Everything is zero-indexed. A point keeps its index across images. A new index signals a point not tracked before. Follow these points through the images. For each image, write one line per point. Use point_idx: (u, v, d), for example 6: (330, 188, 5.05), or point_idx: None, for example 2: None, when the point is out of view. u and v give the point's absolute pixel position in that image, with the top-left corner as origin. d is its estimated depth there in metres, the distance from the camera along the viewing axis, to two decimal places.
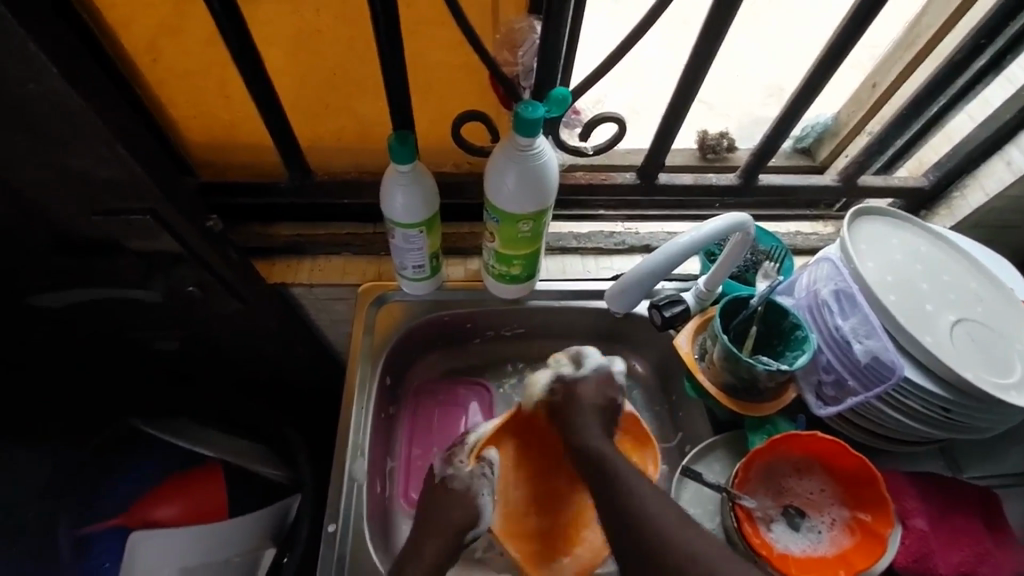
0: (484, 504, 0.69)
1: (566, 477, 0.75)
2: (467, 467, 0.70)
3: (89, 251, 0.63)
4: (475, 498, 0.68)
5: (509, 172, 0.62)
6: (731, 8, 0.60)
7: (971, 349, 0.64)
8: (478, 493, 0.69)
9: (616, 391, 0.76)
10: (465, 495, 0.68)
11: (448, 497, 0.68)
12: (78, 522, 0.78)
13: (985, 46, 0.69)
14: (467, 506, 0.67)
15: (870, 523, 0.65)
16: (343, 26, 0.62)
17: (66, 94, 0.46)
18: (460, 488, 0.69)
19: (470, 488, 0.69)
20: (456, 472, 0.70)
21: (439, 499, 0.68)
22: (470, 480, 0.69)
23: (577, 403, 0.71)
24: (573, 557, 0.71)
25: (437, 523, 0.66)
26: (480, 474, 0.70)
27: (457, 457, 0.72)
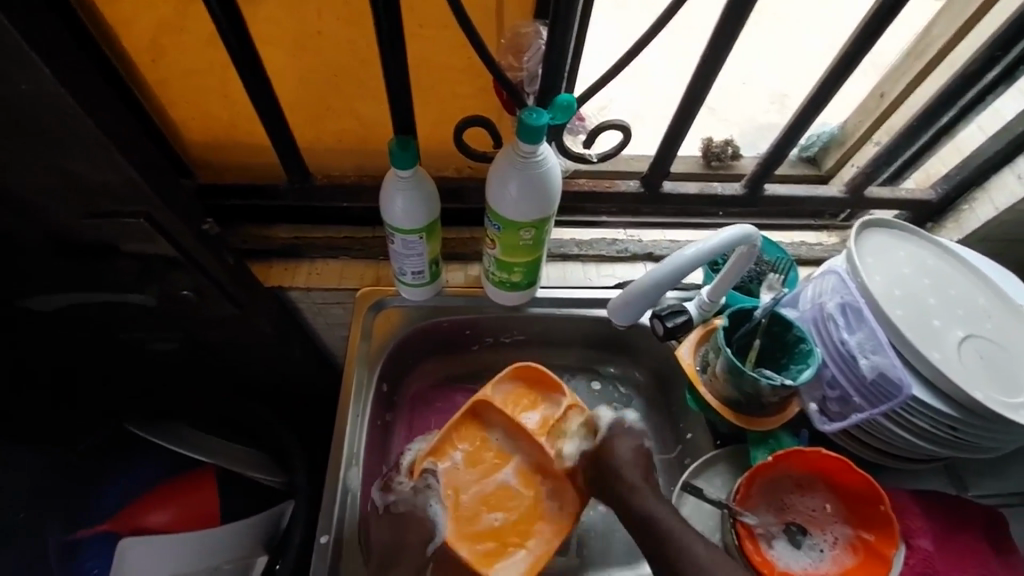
0: (436, 514, 0.68)
1: (511, 477, 0.74)
2: (409, 485, 0.70)
3: (81, 255, 0.62)
4: (424, 513, 0.67)
5: (511, 179, 0.61)
6: (741, 17, 0.59)
7: (980, 367, 0.63)
8: (427, 505, 0.68)
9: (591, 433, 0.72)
10: (415, 509, 0.67)
11: (401, 521, 0.66)
12: (73, 526, 0.78)
13: (999, 58, 0.68)
14: (421, 524, 0.67)
15: (874, 543, 0.64)
16: (345, 28, 0.61)
17: (58, 95, 0.45)
18: (405, 509, 0.67)
19: (417, 505, 0.68)
20: (398, 495, 0.69)
21: (392, 524, 0.66)
22: (414, 497, 0.68)
23: (618, 463, 0.65)
24: (527, 551, 0.69)
25: (398, 547, 0.65)
26: (423, 487, 0.69)
27: (398, 480, 0.71)
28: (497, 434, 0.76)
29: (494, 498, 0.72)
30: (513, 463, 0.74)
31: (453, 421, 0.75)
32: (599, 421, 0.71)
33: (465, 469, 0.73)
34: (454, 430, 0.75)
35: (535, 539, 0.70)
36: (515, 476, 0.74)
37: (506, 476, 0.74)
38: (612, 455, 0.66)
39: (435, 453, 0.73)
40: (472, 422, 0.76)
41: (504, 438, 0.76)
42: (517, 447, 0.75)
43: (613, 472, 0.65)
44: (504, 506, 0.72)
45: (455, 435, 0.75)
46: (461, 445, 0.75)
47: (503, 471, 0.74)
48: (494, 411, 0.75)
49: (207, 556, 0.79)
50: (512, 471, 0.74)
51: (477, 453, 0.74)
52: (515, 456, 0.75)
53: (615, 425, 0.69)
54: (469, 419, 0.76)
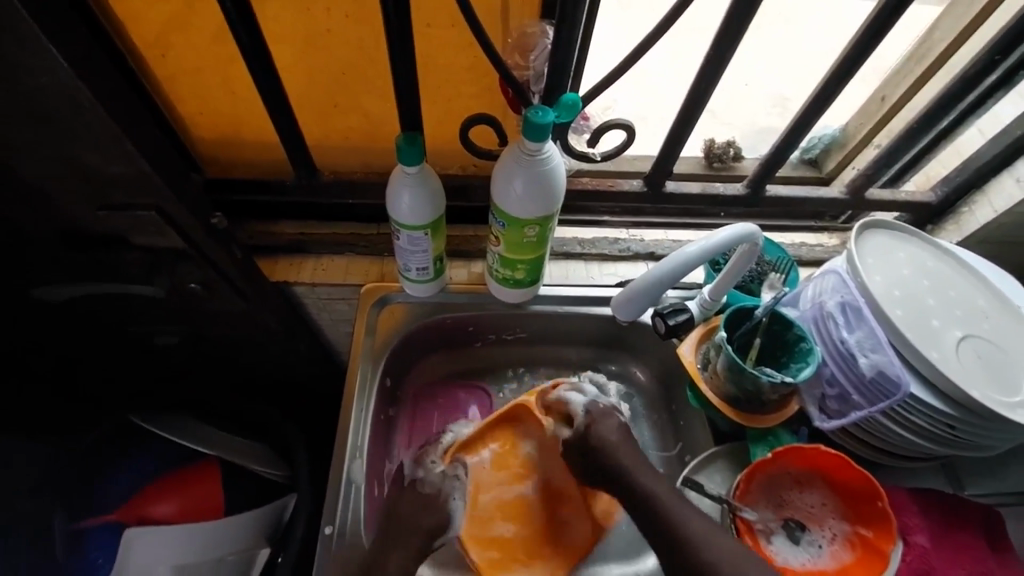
0: (455, 509, 0.69)
1: (530, 491, 0.74)
2: (438, 469, 0.72)
3: (91, 246, 0.62)
4: (444, 501, 0.68)
5: (516, 177, 0.62)
6: (744, 20, 0.60)
7: (978, 367, 0.63)
8: (449, 497, 0.69)
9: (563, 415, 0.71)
10: (439, 496, 0.68)
11: (423, 500, 0.67)
12: (77, 515, 0.78)
13: (999, 62, 0.69)
14: (438, 508, 0.67)
15: (872, 539, 0.65)
16: (354, 26, 0.62)
17: (74, 88, 0.46)
18: (430, 491, 0.69)
19: (442, 491, 0.69)
20: (426, 475, 0.70)
21: (414, 500, 0.67)
22: (441, 482, 0.70)
23: (608, 441, 0.65)
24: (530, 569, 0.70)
25: (407, 525, 0.65)
26: (451, 475, 0.71)
27: (428, 460, 0.73)
28: (528, 445, 0.75)
29: (511, 507, 0.73)
30: (538, 480, 0.74)
31: (490, 420, 0.75)
32: (572, 406, 0.70)
33: (489, 474, 0.74)
34: (487, 434, 0.75)
35: (542, 559, 0.71)
36: (535, 492, 0.74)
37: (525, 490, 0.74)
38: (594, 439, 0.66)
39: (467, 449, 0.74)
40: (507, 432, 0.76)
41: (535, 450, 0.75)
42: (548, 463, 0.74)
43: (607, 451, 0.65)
44: (517, 519, 0.73)
45: (489, 433, 0.76)
46: (493, 444, 0.75)
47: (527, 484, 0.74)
48: (530, 425, 0.74)
49: (209, 548, 0.80)
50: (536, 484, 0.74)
51: (505, 462, 0.75)
52: (542, 472, 0.74)
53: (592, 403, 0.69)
54: (502, 427, 0.76)
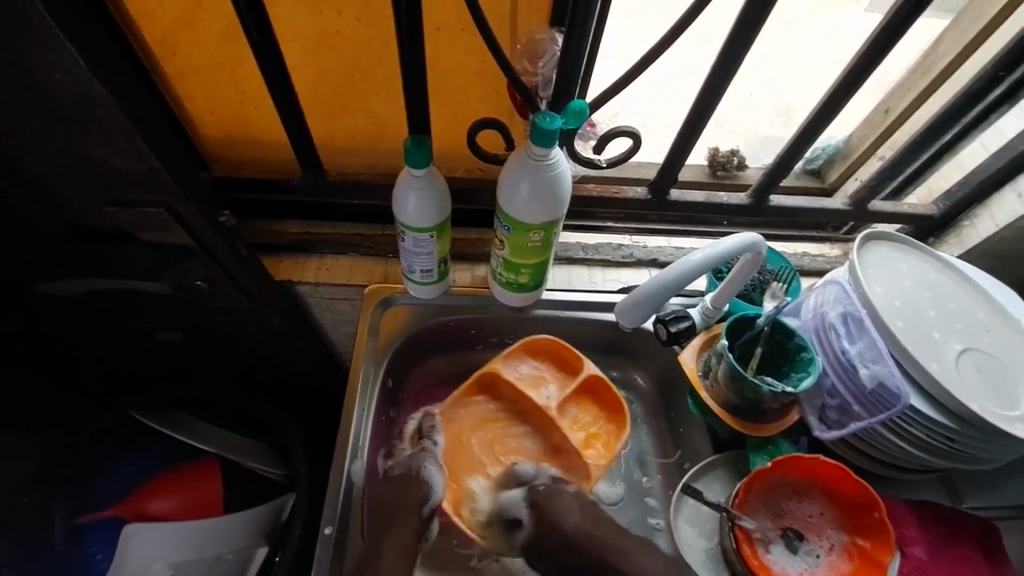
0: (432, 476, 0.67)
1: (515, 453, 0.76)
2: (409, 451, 0.72)
3: (98, 241, 0.63)
4: (421, 472, 0.67)
5: (522, 182, 0.63)
6: (747, 38, 0.61)
7: (977, 380, 0.64)
8: (422, 467, 0.68)
9: (586, 361, 0.79)
10: (413, 471, 0.67)
11: (398, 483, 0.67)
12: (74, 512, 0.78)
13: (1002, 78, 0.70)
14: (417, 484, 0.66)
15: (870, 550, 0.65)
16: (365, 28, 0.62)
17: (89, 83, 0.47)
18: (403, 471, 0.68)
19: (412, 466, 0.68)
20: (398, 461, 0.70)
21: (392, 485, 0.67)
22: (411, 460, 0.69)
23: (558, 512, 0.63)
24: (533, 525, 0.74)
25: (396, 512, 0.64)
26: (421, 450, 0.70)
27: (400, 448, 0.73)
28: (507, 410, 0.79)
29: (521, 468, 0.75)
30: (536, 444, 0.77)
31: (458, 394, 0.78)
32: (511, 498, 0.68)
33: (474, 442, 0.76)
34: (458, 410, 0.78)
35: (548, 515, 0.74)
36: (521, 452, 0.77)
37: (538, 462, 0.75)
38: (552, 505, 0.64)
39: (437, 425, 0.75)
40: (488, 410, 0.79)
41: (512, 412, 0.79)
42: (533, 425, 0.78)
43: (557, 526, 0.62)
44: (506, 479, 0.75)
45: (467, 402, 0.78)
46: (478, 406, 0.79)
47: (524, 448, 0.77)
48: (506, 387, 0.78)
49: (208, 544, 0.80)
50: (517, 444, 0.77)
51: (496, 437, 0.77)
52: (535, 437, 0.78)
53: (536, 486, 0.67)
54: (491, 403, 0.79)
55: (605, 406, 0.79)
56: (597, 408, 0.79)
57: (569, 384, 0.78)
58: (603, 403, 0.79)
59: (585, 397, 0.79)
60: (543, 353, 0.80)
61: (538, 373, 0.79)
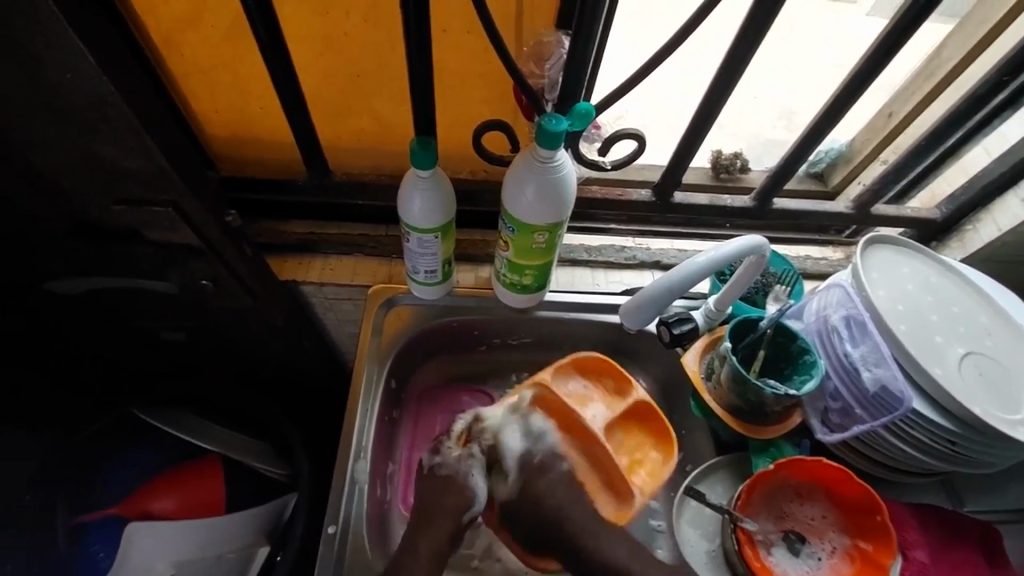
0: (477, 484, 0.66)
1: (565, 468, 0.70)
2: (455, 452, 0.68)
3: (105, 240, 0.63)
4: (465, 481, 0.66)
5: (528, 183, 0.63)
6: (754, 39, 0.61)
7: (980, 383, 0.64)
8: (470, 473, 0.66)
9: (633, 386, 0.74)
10: (457, 477, 0.66)
11: (442, 485, 0.65)
12: (77, 510, 0.79)
13: (1007, 83, 0.70)
14: (460, 490, 0.65)
15: (871, 552, 0.66)
16: (371, 29, 0.63)
17: (100, 83, 0.47)
18: (447, 474, 0.66)
19: (458, 471, 0.66)
20: (443, 460, 0.68)
21: (431, 486, 0.66)
22: (458, 464, 0.67)
23: (541, 491, 0.66)
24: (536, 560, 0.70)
25: (433, 511, 0.64)
26: (467, 456, 0.67)
27: (445, 444, 0.69)
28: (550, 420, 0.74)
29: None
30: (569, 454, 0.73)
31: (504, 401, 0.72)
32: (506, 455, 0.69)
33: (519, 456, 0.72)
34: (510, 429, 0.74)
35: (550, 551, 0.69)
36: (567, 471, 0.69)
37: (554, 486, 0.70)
38: (537, 484, 0.66)
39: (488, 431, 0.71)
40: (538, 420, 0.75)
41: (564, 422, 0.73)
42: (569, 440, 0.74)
43: (542, 506, 0.65)
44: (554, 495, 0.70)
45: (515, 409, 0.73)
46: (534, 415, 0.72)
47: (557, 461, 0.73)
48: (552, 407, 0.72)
49: (209, 544, 0.81)
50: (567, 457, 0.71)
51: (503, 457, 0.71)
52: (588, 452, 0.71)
53: (530, 458, 0.68)
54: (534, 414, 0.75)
55: (654, 432, 0.74)
56: (645, 433, 0.74)
57: (617, 405, 0.74)
58: (653, 429, 0.74)
59: (630, 421, 0.75)
60: (589, 371, 0.75)
61: (585, 389, 0.74)
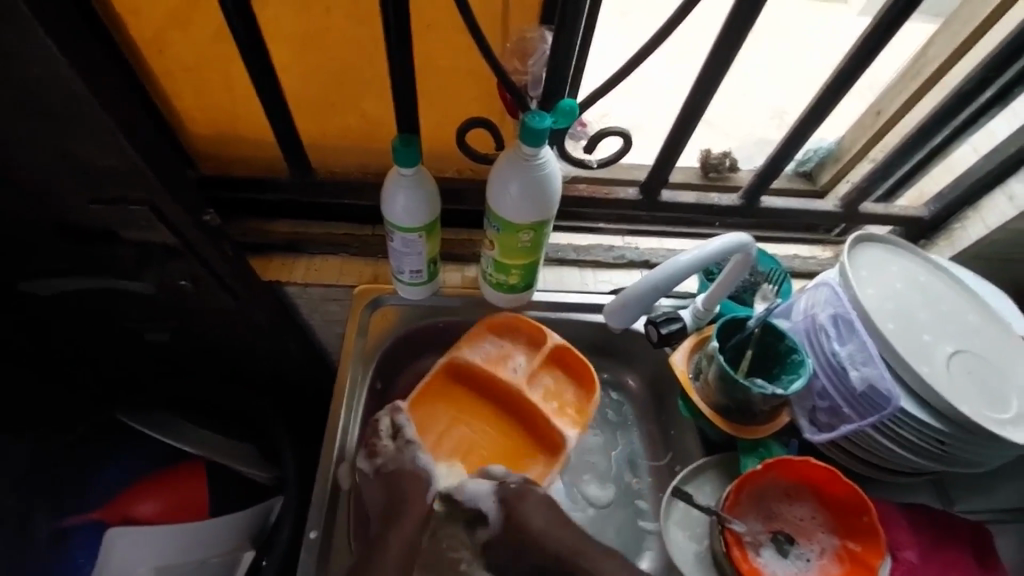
0: (424, 460, 0.67)
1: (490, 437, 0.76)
2: (393, 445, 0.68)
3: (80, 239, 0.62)
4: (420, 471, 0.66)
5: (512, 181, 0.62)
6: (740, 34, 0.60)
7: (968, 382, 0.64)
8: (414, 459, 0.67)
9: (547, 331, 0.78)
10: (404, 468, 0.66)
11: (393, 480, 0.65)
12: (61, 514, 0.78)
13: (992, 80, 0.69)
14: (415, 476, 0.65)
15: (860, 553, 0.65)
16: (353, 26, 0.62)
17: (70, 80, 0.46)
18: (395, 468, 0.66)
19: (405, 461, 0.66)
20: (384, 456, 0.67)
21: (385, 485, 0.65)
22: (400, 454, 0.67)
23: (521, 519, 0.62)
24: None
25: (399, 507, 0.63)
26: (405, 443, 0.68)
27: (380, 445, 0.68)
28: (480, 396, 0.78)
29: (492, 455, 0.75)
30: (496, 418, 0.78)
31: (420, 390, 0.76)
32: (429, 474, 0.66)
33: (434, 423, 0.75)
34: (427, 402, 0.76)
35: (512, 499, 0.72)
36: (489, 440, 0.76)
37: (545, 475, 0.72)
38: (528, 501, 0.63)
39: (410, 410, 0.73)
40: (450, 391, 0.78)
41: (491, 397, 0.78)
42: (501, 401, 0.78)
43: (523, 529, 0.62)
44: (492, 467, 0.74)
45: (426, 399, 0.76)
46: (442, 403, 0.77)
47: (486, 424, 0.77)
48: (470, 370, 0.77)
49: (193, 548, 0.79)
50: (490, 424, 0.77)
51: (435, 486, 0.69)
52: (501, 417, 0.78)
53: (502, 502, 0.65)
54: (451, 383, 0.78)
55: (573, 373, 0.78)
56: (566, 376, 0.78)
57: (535, 356, 0.77)
58: (571, 369, 0.78)
59: (549, 368, 0.78)
60: (496, 330, 0.79)
61: (499, 351, 0.77)
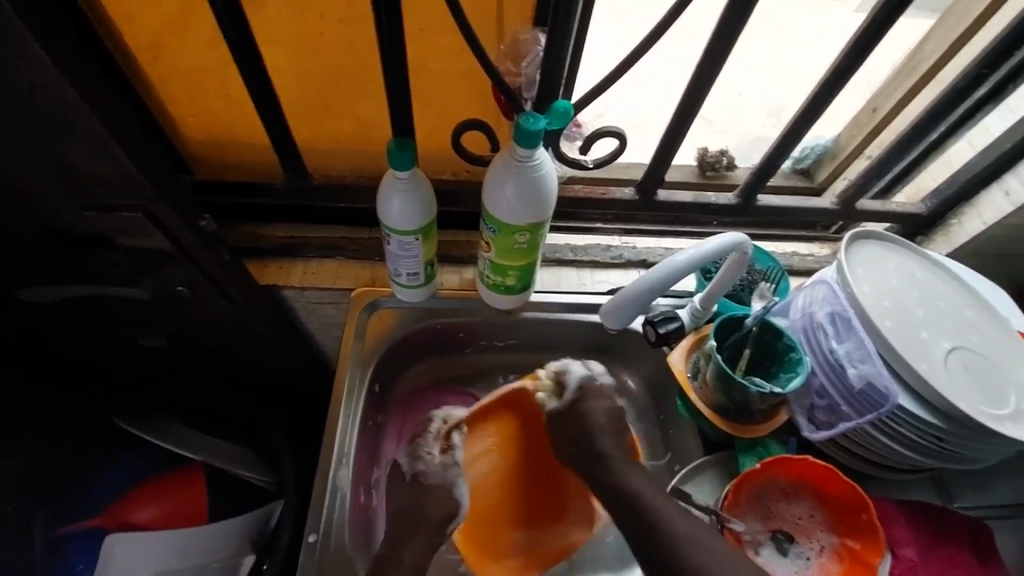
0: (462, 493, 0.71)
1: (536, 482, 0.78)
2: (438, 459, 0.73)
3: (75, 247, 0.62)
4: (451, 488, 0.71)
5: (507, 182, 0.62)
6: (732, 36, 0.61)
7: (965, 379, 0.63)
8: (455, 482, 0.71)
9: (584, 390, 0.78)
10: (438, 484, 0.71)
11: (424, 493, 0.70)
12: (56, 523, 0.77)
13: (986, 75, 0.70)
14: (444, 498, 0.70)
15: (859, 551, 0.65)
16: (346, 30, 0.62)
17: (60, 88, 0.46)
18: (434, 483, 0.71)
19: (446, 479, 0.71)
20: (427, 466, 0.72)
21: (416, 493, 0.70)
22: (444, 472, 0.72)
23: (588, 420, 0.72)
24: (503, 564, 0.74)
25: (419, 521, 0.68)
26: (451, 463, 0.73)
27: (425, 450, 0.73)
28: (534, 436, 0.78)
29: (519, 500, 0.77)
30: (537, 464, 0.78)
31: (475, 416, 0.76)
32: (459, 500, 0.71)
33: (480, 451, 0.77)
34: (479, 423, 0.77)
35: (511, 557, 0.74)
36: (528, 484, 0.78)
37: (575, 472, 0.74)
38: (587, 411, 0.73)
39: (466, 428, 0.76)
40: (510, 420, 0.78)
41: (544, 440, 0.78)
42: (542, 447, 0.79)
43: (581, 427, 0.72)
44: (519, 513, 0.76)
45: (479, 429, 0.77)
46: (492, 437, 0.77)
47: (528, 467, 0.78)
48: (532, 412, 0.78)
49: (195, 555, 0.79)
50: (544, 472, 0.78)
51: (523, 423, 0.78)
52: (549, 467, 0.78)
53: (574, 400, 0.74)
54: (506, 411, 0.78)
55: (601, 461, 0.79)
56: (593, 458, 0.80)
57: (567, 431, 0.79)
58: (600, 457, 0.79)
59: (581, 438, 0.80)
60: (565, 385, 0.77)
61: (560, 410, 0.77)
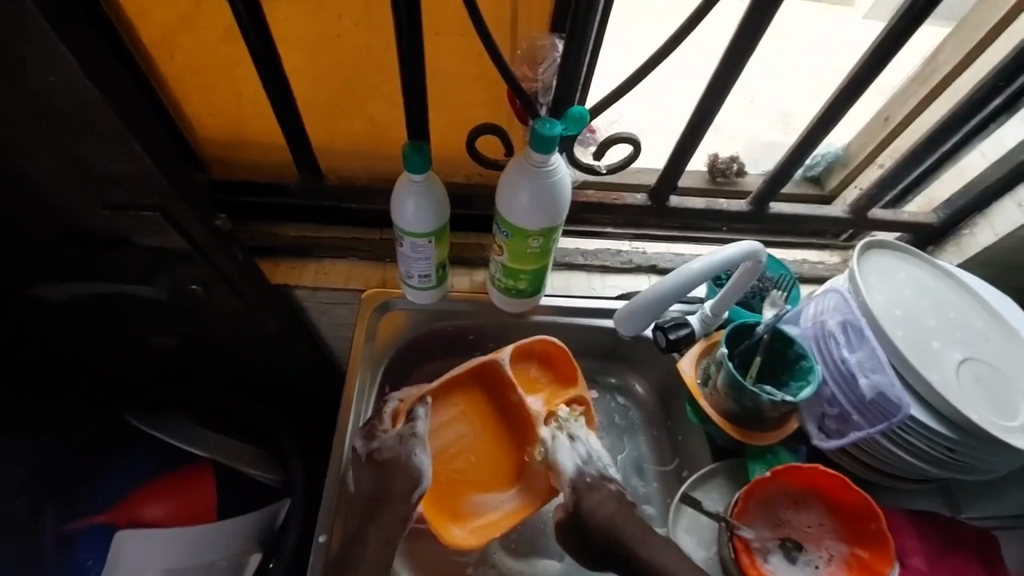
0: (421, 462, 0.65)
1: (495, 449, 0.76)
2: (393, 433, 0.67)
3: (92, 244, 0.62)
4: (410, 459, 0.65)
5: (522, 187, 0.62)
6: (749, 45, 0.61)
7: (977, 390, 0.63)
8: (412, 453, 0.65)
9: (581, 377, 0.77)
10: (399, 460, 0.65)
11: (386, 471, 0.65)
12: (66, 517, 0.77)
13: (1003, 87, 0.70)
14: (408, 471, 0.65)
15: (868, 560, 0.65)
16: (364, 32, 0.62)
17: (84, 88, 0.46)
18: (391, 456, 0.65)
19: (402, 453, 0.65)
20: (383, 442, 0.66)
21: (376, 472, 0.65)
22: (401, 445, 0.66)
23: (590, 513, 0.61)
24: (466, 528, 0.70)
25: (386, 497, 0.64)
26: (408, 435, 0.67)
27: (380, 429, 0.68)
28: (494, 405, 0.78)
29: (481, 465, 0.75)
30: (496, 429, 0.77)
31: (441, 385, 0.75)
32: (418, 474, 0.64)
33: (444, 419, 0.76)
34: (441, 392, 0.76)
35: (474, 518, 0.71)
36: (487, 451, 0.76)
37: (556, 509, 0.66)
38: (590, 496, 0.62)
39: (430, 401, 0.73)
40: (473, 388, 0.78)
41: (504, 406, 0.77)
42: (499, 406, 0.77)
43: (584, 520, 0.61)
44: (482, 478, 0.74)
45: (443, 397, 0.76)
46: (454, 404, 0.77)
47: (487, 435, 0.77)
48: (496, 380, 0.76)
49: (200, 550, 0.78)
50: (506, 440, 0.76)
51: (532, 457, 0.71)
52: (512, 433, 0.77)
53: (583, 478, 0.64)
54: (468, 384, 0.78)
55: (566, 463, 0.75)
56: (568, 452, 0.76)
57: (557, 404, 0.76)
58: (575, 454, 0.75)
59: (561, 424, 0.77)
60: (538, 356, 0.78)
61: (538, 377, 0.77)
